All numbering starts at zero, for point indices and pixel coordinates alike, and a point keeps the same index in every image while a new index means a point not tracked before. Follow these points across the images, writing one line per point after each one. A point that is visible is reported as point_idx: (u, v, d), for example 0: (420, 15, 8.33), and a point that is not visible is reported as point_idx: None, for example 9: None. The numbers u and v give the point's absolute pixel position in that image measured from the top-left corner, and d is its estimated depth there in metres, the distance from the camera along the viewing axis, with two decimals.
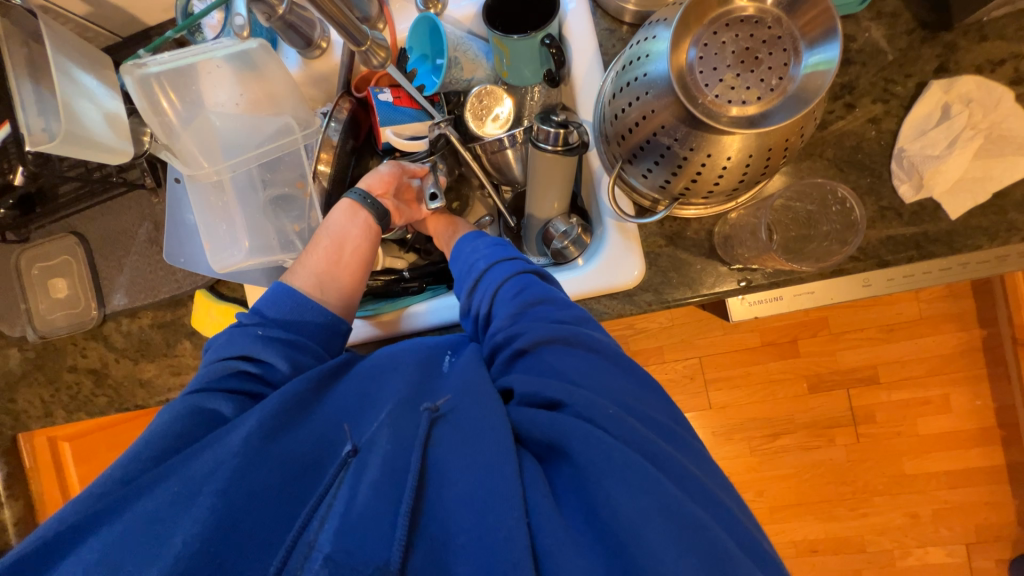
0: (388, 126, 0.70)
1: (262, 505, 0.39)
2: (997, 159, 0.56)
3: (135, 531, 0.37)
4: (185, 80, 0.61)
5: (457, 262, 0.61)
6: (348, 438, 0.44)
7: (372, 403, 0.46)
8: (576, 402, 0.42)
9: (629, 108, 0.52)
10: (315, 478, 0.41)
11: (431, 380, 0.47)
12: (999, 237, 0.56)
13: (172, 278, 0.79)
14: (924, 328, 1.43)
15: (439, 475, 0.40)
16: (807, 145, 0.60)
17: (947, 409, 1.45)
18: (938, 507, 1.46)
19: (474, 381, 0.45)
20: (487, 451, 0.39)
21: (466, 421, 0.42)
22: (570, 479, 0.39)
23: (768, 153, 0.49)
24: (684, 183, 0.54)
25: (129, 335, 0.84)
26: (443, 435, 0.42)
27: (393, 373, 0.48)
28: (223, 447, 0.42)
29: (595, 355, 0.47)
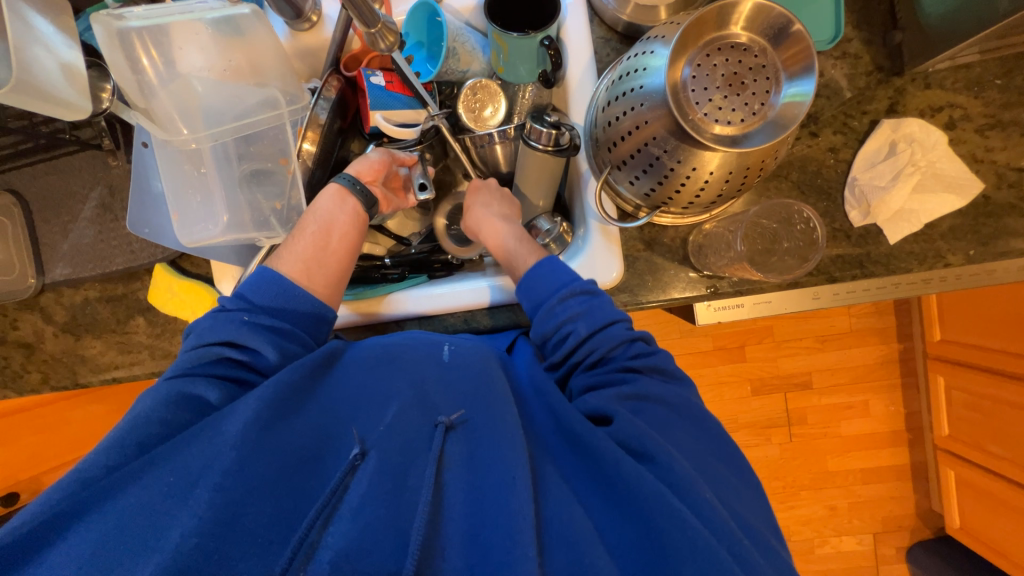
0: (378, 110, 0.69)
1: (262, 500, 0.39)
2: (931, 194, 0.64)
3: (132, 520, 0.38)
4: (168, 40, 0.58)
5: (543, 282, 0.58)
6: (355, 440, 0.45)
7: (375, 402, 0.48)
8: (660, 461, 0.46)
9: (623, 117, 0.55)
10: (317, 476, 0.43)
11: (439, 387, 0.49)
12: (926, 263, 0.64)
13: (127, 248, 0.74)
14: (853, 340, 1.59)
15: (451, 490, 0.44)
16: (775, 168, 0.65)
17: (866, 413, 1.62)
18: (853, 500, 1.63)
19: (481, 394, 0.49)
20: (504, 473, 0.43)
21: (479, 435, 0.46)
22: (636, 528, 0.44)
23: (745, 171, 0.54)
24: (667, 193, 0.58)
25: (72, 308, 0.77)
26: (454, 450, 0.45)
27: (398, 376, 0.50)
28: (220, 439, 0.41)
29: (676, 415, 0.51)
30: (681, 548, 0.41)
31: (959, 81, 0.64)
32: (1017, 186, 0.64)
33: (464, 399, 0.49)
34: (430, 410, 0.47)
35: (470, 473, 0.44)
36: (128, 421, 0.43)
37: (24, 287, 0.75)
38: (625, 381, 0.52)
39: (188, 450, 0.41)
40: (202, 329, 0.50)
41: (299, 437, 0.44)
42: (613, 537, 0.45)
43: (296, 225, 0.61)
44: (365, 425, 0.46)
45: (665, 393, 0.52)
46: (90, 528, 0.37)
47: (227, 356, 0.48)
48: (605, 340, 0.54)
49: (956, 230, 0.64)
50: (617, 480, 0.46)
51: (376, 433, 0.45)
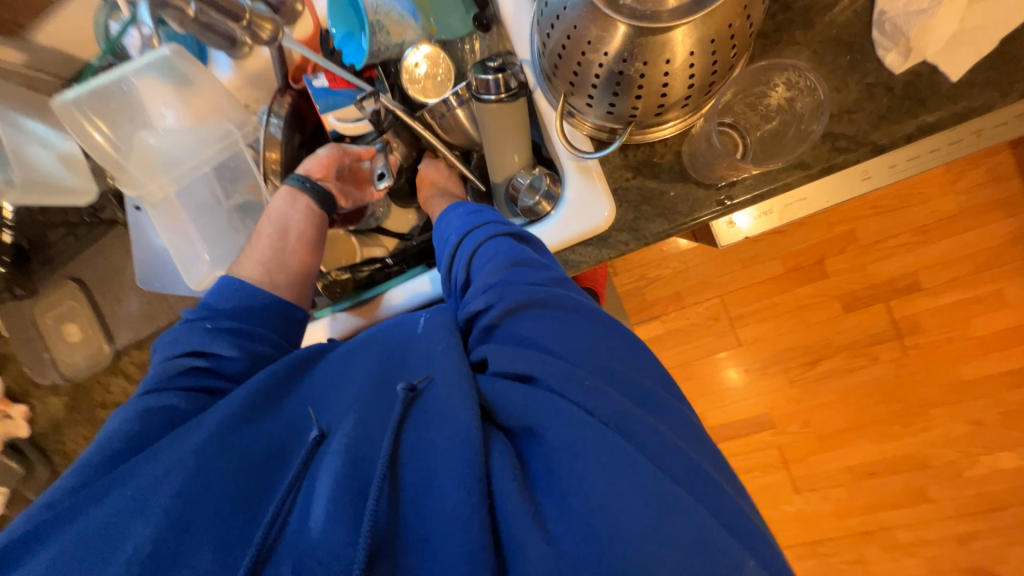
0: (330, 113, 0.68)
1: (216, 495, 0.38)
2: (997, 0, 0.48)
3: (93, 536, 0.37)
4: (109, 105, 0.62)
5: (436, 236, 0.58)
6: (313, 423, 0.43)
7: (335, 387, 0.45)
8: (550, 376, 0.40)
9: (554, 31, 0.48)
10: (279, 471, 0.41)
11: (404, 356, 0.45)
12: (1011, 91, 0.48)
13: (167, 304, 0.82)
14: (964, 222, 1.31)
15: (412, 470, 0.37)
16: (771, 29, 0.53)
17: (1003, 305, 1.33)
18: (1005, 409, 1.36)
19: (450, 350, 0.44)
20: (447, 431, 0.37)
21: (442, 396, 0.40)
22: (546, 463, 0.37)
23: (713, 45, 0.44)
24: (631, 102, 0.49)
25: (143, 366, 0.87)
26: (423, 413, 0.40)
27: (364, 355, 0.47)
28: (177, 450, 0.41)
29: (577, 318, 0.44)
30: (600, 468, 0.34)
31: None
32: None
33: (431, 362, 0.43)
34: (395, 378, 0.43)
35: (422, 444, 0.38)
36: (100, 441, 0.45)
37: (104, 355, 0.87)
38: (496, 299, 0.46)
39: (156, 456, 0.42)
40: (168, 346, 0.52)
41: (260, 433, 0.43)
42: (534, 466, 0.37)
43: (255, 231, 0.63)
44: (327, 408, 0.44)
45: (543, 294, 0.45)
46: (58, 546, 0.38)
47: (197, 367, 0.50)
48: (467, 251, 0.52)
49: None
50: (502, 406, 0.40)
51: (335, 414, 0.42)
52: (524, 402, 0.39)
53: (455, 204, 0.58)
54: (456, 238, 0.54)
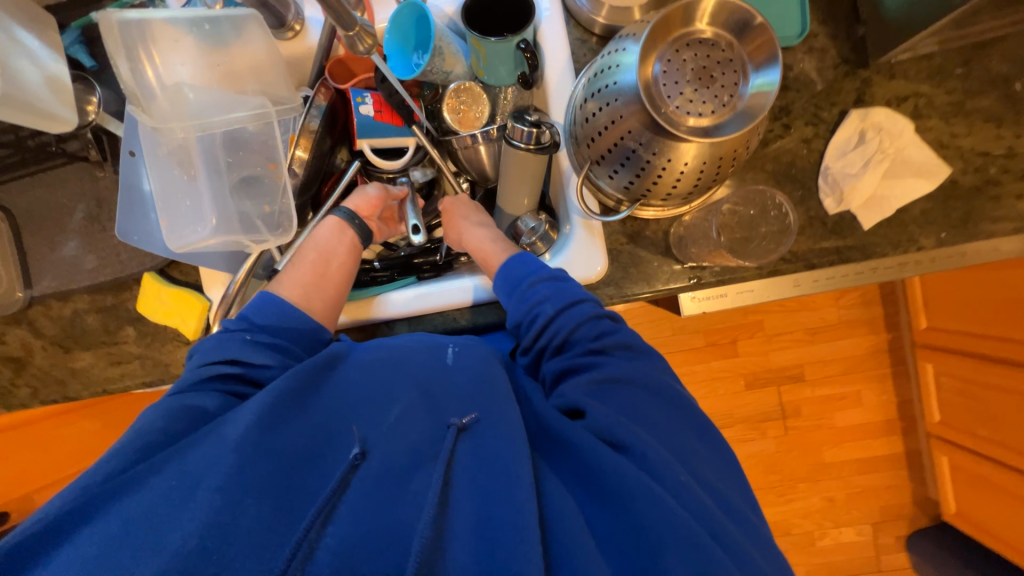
0: (365, 139, 0.73)
1: (259, 504, 0.42)
2: (900, 180, 0.66)
3: (134, 523, 0.39)
4: (178, 45, 0.62)
5: (509, 282, 0.60)
6: (354, 441, 0.48)
7: (379, 408, 0.51)
8: (642, 454, 0.46)
9: (600, 113, 0.57)
10: (317, 475, 0.46)
11: (444, 392, 0.53)
12: (899, 247, 0.66)
13: (116, 258, 0.74)
14: (841, 331, 1.61)
15: (457, 490, 0.46)
16: (751, 158, 0.67)
17: (859, 404, 1.64)
18: (850, 490, 1.64)
19: (490, 393, 0.52)
20: (499, 472, 0.46)
21: (489, 433, 0.49)
22: (627, 529, 0.44)
23: (719, 161, 0.56)
24: (646, 186, 0.59)
25: (60, 320, 0.77)
26: (463, 449, 0.49)
27: (409, 383, 0.53)
28: (222, 440, 0.44)
29: (672, 410, 0.51)
30: (666, 541, 0.41)
31: (925, 71, 0.66)
32: (983, 169, 0.65)
33: (474, 404, 0.51)
34: (441, 413, 0.51)
35: (475, 473, 0.47)
36: (130, 433, 0.45)
37: (13, 301, 0.76)
38: (597, 368, 0.53)
39: (188, 453, 0.43)
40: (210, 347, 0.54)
41: (303, 442, 0.46)
42: (600, 526, 0.46)
43: (295, 252, 0.66)
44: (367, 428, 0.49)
45: (643, 379, 0.52)
46: (98, 529, 0.39)
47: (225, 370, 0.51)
48: (568, 321, 0.55)
49: (927, 215, 0.66)
50: (596, 468, 0.47)
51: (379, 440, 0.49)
52: (586, 462, 0.48)
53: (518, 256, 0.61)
54: (552, 308, 0.56)
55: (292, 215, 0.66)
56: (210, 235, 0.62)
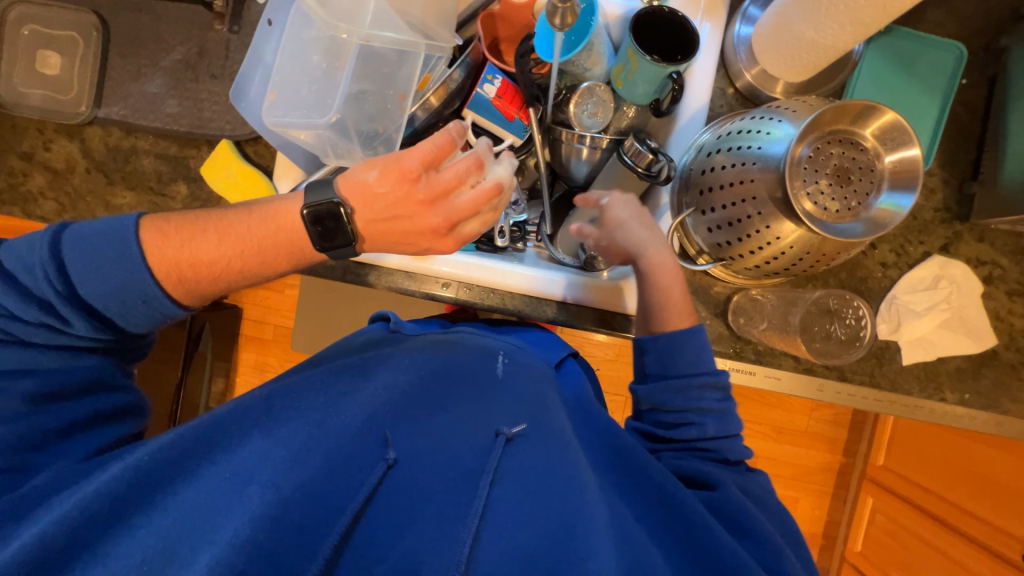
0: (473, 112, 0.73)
1: (309, 503, 0.45)
2: (951, 333, 0.69)
3: (188, 513, 0.42)
4: None
5: (673, 359, 0.59)
6: (389, 443, 0.50)
7: (420, 412, 0.55)
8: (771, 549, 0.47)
9: (727, 169, 0.58)
10: (360, 471, 0.48)
11: (486, 407, 0.57)
12: (925, 391, 0.70)
13: (197, 113, 0.72)
14: (805, 441, 1.68)
15: (503, 502, 0.48)
16: (803, 277, 0.70)
17: (793, 510, 1.71)
18: None
19: (532, 412, 0.56)
20: (554, 498, 0.48)
21: (531, 454, 0.52)
22: None
23: (820, 257, 0.57)
24: (740, 251, 0.61)
25: (114, 150, 0.74)
26: (507, 467, 0.51)
27: (455, 395, 0.58)
28: (272, 438, 0.48)
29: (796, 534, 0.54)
30: None
31: (1009, 245, 0.70)
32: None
33: (521, 418, 0.55)
34: (489, 423, 0.54)
35: (521, 489, 0.50)
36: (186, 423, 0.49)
37: (75, 112, 0.72)
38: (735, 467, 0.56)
39: (240, 447, 0.47)
40: (101, 282, 0.48)
41: (355, 432, 0.50)
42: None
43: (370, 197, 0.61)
44: (416, 424, 0.53)
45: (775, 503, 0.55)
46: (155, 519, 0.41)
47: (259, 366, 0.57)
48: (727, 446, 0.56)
49: (959, 372, 0.70)
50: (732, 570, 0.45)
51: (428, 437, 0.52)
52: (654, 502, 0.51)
53: (691, 328, 0.60)
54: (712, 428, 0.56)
55: (393, 148, 0.66)
56: (308, 125, 0.62)
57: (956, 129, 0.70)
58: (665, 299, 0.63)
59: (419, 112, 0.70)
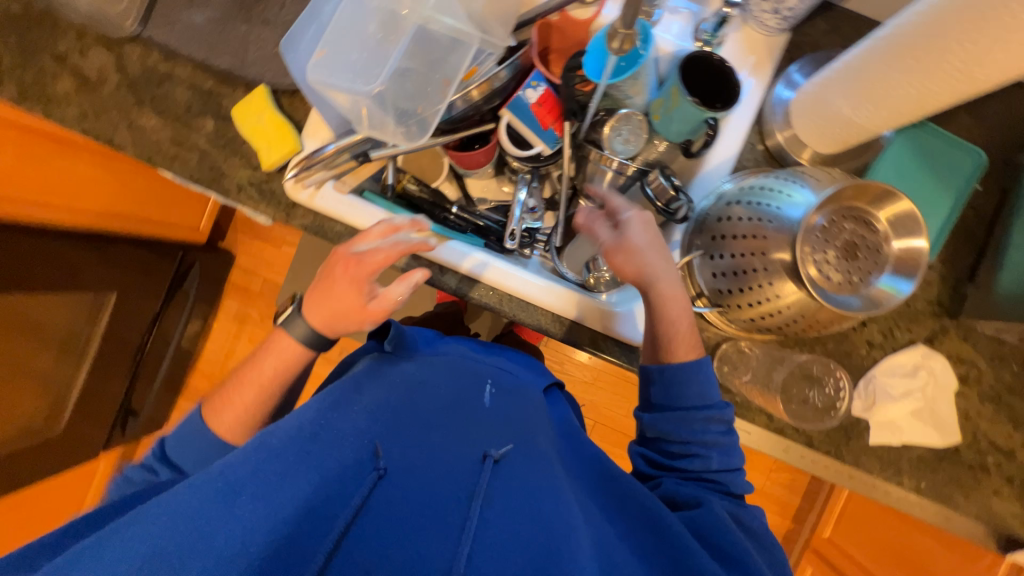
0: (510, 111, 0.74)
1: (303, 517, 0.46)
2: (920, 422, 0.71)
3: (184, 523, 0.43)
4: None
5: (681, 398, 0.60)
6: (381, 457, 0.52)
7: (411, 427, 0.56)
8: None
9: (742, 221, 0.60)
10: (351, 485, 0.49)
11: (474, 425, 0.59)
12: (884, 473, 0.72)
13: (240, 54, 0.72)
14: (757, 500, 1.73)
15: (492, 518, 0.49)
16: (794, 339, 0.72)
17: None
18: None
19: (518, 435, 0.59)
20: (541, 519, 0.50)
21: (513, 473, 0.54)
22: None
23: (813, 323, 0.59)
24: (739, 301, 0.62)
25: (148, 71, 0.74)
26: (494, 485, 0.52)
27: (447, 411, 0.60)
28: (269, 452, 0.50)
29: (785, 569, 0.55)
30: None
31: (990, 349, 0.72)
32: (983, 453, 0.72)
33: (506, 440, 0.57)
34: (477, 444, 0.56)
35: (506, 509, 0.50)
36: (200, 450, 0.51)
37: (120, 27, 0.72)
38: (729, 498, 0.58)
39: (237, 459, 0.49)
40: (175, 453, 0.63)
41: (349, 448, 0.52)
42: None
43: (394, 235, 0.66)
44: (407, 440, 0.55)
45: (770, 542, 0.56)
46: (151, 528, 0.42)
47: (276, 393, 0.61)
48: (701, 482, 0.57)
49: (920, 461, 0.72)
50: None
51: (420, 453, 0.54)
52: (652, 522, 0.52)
53: (698, 361, 0.61)
54: (717, 465, 0.58)
55: (425, 131, 0.66)
56: (349, 89, 0.62)
57: (962, 230, 0.73)
58: (672, 327, 0.63)
59: (458, 102, 0.69)
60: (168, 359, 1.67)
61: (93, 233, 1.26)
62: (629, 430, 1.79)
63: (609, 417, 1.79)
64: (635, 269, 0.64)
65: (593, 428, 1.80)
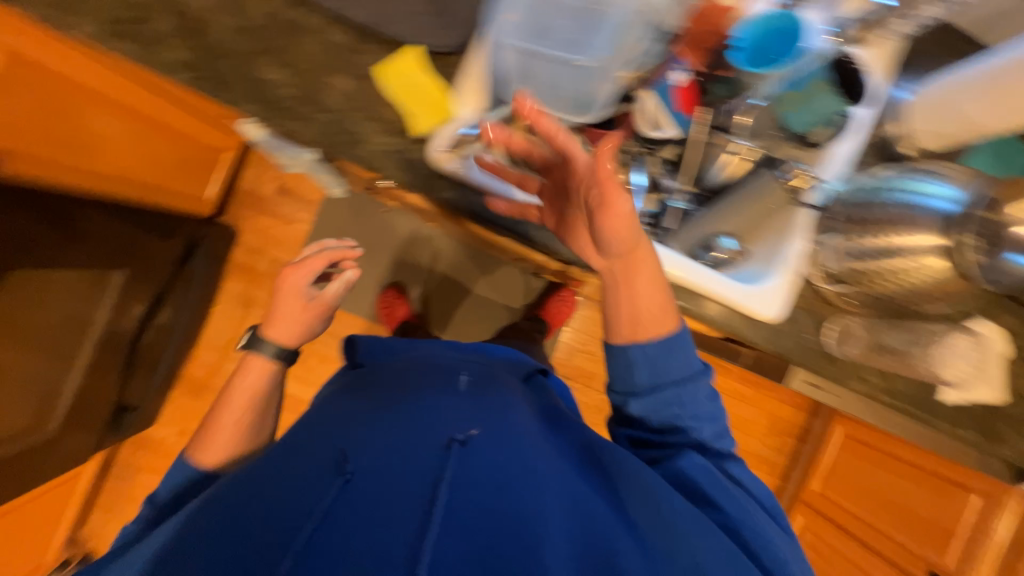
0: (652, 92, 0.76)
1: (270, 535, 0.50)
2: None
3: None
4: None
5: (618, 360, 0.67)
6: (347, 461, 0.57)
7: (364, 438, 0.60)
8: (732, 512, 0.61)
9: (884, 205, 0.71)
10: (317, 490, 0.54)
11: (452, 412, 0.65)
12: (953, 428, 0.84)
13: (383, 6, 0.65)
14: (752, 461, 1.99)
15: (460, 500, 0.54)
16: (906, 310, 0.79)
17: None
18: None
19: (484, 417, 0.65)
20: (506, 472, 0.59)
21: (483, 450, 0.60)
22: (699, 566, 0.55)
23: (937, 293, 0.71)
24: (875, 275, 0.72)
25: (268, 13, 0.65)
26: (466, 459, 0.58)
27: (404, 416, 0.64)
28: (241, 491, 0.58)
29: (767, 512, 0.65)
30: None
31: None
32: None
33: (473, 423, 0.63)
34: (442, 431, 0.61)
35: (468, 489, 0.56)
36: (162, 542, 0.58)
37: None
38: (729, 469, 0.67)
39: (193, 523, 0.58)
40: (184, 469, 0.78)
41: (317, 471, 0.57)
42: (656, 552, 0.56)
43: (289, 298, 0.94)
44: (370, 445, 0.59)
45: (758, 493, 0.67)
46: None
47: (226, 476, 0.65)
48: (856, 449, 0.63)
49: None
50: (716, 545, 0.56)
51: (383, 444, 0.59)
52: (649, 495, 0.60)
53: (677, 335, 0.65)
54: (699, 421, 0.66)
55: (581, 110, 0.68)
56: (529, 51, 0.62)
57: None
58: (638, 306, 0.65)
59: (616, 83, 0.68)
60: (170, 347, 1.50)
61: (109, 199, 1.08)
62: None
63: None
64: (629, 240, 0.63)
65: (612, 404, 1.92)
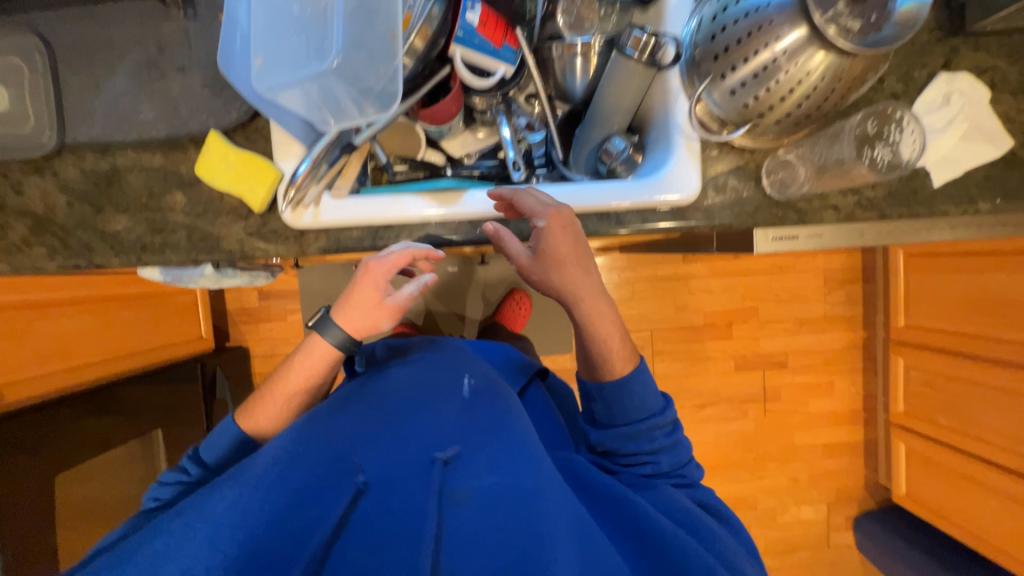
0: (459, 47, 0.69)
1: (278, 540, 0.56)
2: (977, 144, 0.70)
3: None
4: None
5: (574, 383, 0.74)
6: (358, 472, 0.62)
7: (382, 447, 0.65)
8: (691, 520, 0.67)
9: (738, 24, 0.59)
10: (322, 505, 0.59)
11: (445, 419, 0.69)
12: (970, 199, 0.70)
13: (174, 114, 0.67)
14: (826, 325, 1.83)
15: (466, 519, 0.59)
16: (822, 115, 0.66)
17: (832, 393, 1.85)
18: (815, 472, 1.86)
19: (472, 428, 0.69)
20: (513, 468, 0.63)
21: (472, 464, 0.64)
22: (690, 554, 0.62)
23: (835, 87, 0.58)
24: (758, 101, 0.61)
25: (93, 174, 0.69)
26: (453, 476, 0.62)
27: (396, 416, 0.69)
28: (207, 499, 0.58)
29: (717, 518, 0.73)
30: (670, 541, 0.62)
31: None
32: None
33: (458, 439, 0.66)
34: (433, 447, 0.64)
35: (477, 510, 0.60)
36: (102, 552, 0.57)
37: (39, 144, 0.67)
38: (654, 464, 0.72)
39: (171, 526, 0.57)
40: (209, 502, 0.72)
41: (289, 485, 0.59)
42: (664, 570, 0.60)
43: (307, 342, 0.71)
44: (380, 453, 0.64)
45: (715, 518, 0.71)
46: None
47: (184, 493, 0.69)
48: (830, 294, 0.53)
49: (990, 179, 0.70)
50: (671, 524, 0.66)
51: (374, 451, 0.64)
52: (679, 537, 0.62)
53: (627, 362, 0.71)
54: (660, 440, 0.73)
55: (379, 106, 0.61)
56: (307, 79, 0.59)
57: None
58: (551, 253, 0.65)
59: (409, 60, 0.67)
60: None
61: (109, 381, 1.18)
62: (686, 322, 1.80)
63: (663, 320, 1.80)
64: (576, 243, 0.65)
65: (654, 339, 1.81)
